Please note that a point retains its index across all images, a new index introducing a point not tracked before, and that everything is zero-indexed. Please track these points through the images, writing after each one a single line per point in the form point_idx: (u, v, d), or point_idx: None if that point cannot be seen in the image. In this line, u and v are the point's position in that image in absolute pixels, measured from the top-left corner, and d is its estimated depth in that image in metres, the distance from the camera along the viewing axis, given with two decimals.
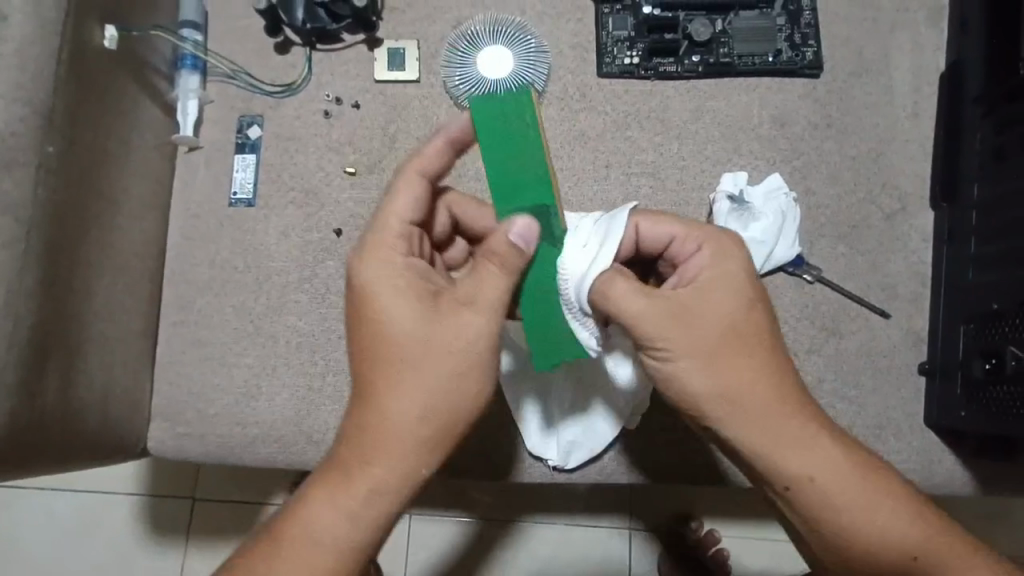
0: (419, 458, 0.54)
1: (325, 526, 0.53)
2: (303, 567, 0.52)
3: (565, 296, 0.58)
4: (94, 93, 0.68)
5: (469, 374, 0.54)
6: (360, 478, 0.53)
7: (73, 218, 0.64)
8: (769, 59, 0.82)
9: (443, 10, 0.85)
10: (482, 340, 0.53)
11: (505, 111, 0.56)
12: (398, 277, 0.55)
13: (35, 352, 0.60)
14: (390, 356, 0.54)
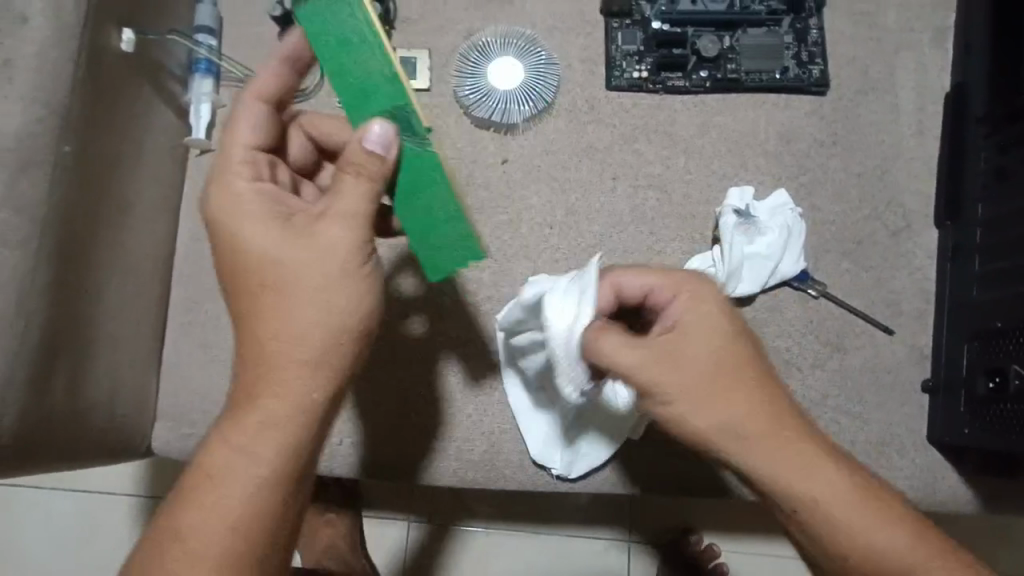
0: (300, 382, 0.54)
1: (226, 469, 0.52)
2: (215, 511, 0.51)
3: (555, 354, 0.60)
4: (109, 95, 0.69)
5: (342, 289, 0.54)
6: (248, 413, 0.53)
7: (87, 218, 0.65)
8: (777, 76, 0.83)
9: (455, 21, 0.86)
10: (353, 257, 0.54)
11: (330, 17, 0.55)
12: (252, 203, 0.57)
13: (46, 348, 0.60)
14: (262, 287, 0.55)
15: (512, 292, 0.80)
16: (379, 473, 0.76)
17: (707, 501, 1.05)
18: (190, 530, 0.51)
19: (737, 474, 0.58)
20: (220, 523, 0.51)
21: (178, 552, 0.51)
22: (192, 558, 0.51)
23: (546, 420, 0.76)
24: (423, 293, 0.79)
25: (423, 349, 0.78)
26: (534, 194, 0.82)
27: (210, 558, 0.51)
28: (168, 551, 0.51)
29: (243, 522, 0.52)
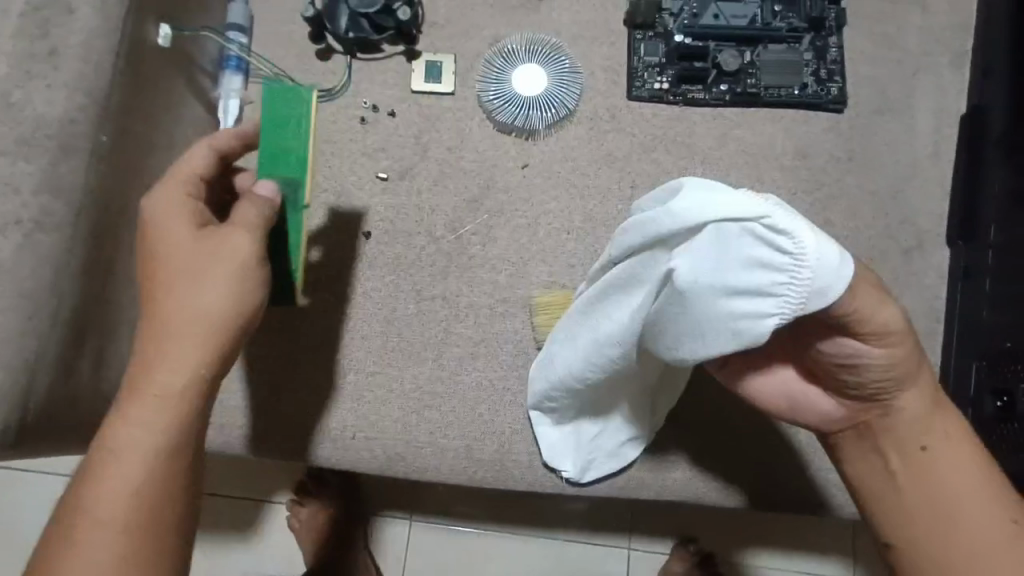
0: (193, 358, 0.56)
1: (123, 439, 0.54)
2: (113, 483, 0.53)
3: (782, 309, 0.50)
4: (145, 86, 0.71)
5: (239, 282, 0.58)
6: (145, 387, 0.55)
7: (119, 205, 0.67)
8: (796, 91, 0.84)
9: (480, 27, 0.88)
10: (249, 254, 0.58)
11: (286, 99, 0.65)
12: (181, 217, 0.59)
13: (75, 329, 0.61)
14: (166, 270, 0.57)
15: (527, 294, 0.81)
16: (391, 467, 0.77)
17: (704, 513, 1.14)
18: (91, 496, 0.53)
19: (887, 409, 0.59)
20: (119, 496, 0.53)
21: (77, 527, 0.52)
22: (96, 532, 0.52)
23: (620, 418, 0.74)
24: (440, 293, 0.81)
25: (438, 348, 0.79)
26: (552, 199, 0.83)
27: (111, 529, 0.52)
28: (69, 517, 0.52)
29: (141, 496, 0.53)
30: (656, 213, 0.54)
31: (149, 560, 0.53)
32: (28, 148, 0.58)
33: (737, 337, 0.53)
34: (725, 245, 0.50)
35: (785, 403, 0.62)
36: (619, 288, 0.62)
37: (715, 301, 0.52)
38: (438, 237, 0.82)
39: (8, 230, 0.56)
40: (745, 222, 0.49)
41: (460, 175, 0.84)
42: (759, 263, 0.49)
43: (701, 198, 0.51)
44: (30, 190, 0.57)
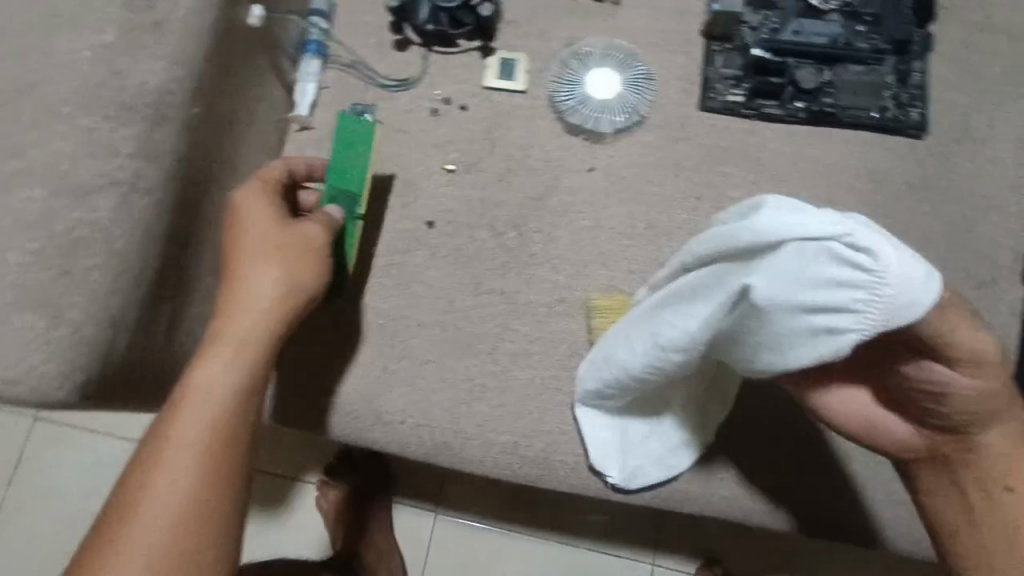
0: (269, 324, 0.60)
1: (204, 391, 0.57)
2: (189, 436, 0.55)
3: (863, 328, 0.52)
4: (234, 64, 0.73)
5: (316, 260, 0.62)
6: (225, 345, 0.58)
7: (203, 176, 0.69)
8: (874, 114, 0.83)
9: (557, 28, 0.88)
10: (318, 245, 0.63)
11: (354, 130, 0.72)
12: (269, 211, 0.63)
13: (155, 292, 0.64)
14: (254, 244, 0.61)
15: (584, 295, 0.81)
16: (438, 455, 0.78)
17: (735, 535, 1.12)
18: (170, 444, 0.55)
19: (967, 442, 0.60)
20: (192, 447, 0.55)
21: (149, 473, 0.54)
22: (168, 478, 0.54)
23: (671, 419, 0.75)
24: (499, 288, 0.82)
25: (492, 342, 0.80)
26: (617, 204, 0.83)
27: (182, 476, 0.54)
28: (149, 461, 0.54)
29: (211, 447, 0.55)
30: (736, 230, 0.55)
31: (214, 510, 0.54)
32: (128, 114, 0.60)
33: (817, 350, 0.56)
34: (808, 264, 0.52)
35: (863, 427, 0.64)
36: (687, 297, 0.62)
37: (794, 316, 0.55)
38: (501, 233, 0.83)
39: (106, 191, 0.58)
40: (830, 243, 0.50)
41: (527, 172, 0.84)
42: (842, 281, 0.51)
43: (785, 219, 0.52)
44: (127, 154, 0.59)
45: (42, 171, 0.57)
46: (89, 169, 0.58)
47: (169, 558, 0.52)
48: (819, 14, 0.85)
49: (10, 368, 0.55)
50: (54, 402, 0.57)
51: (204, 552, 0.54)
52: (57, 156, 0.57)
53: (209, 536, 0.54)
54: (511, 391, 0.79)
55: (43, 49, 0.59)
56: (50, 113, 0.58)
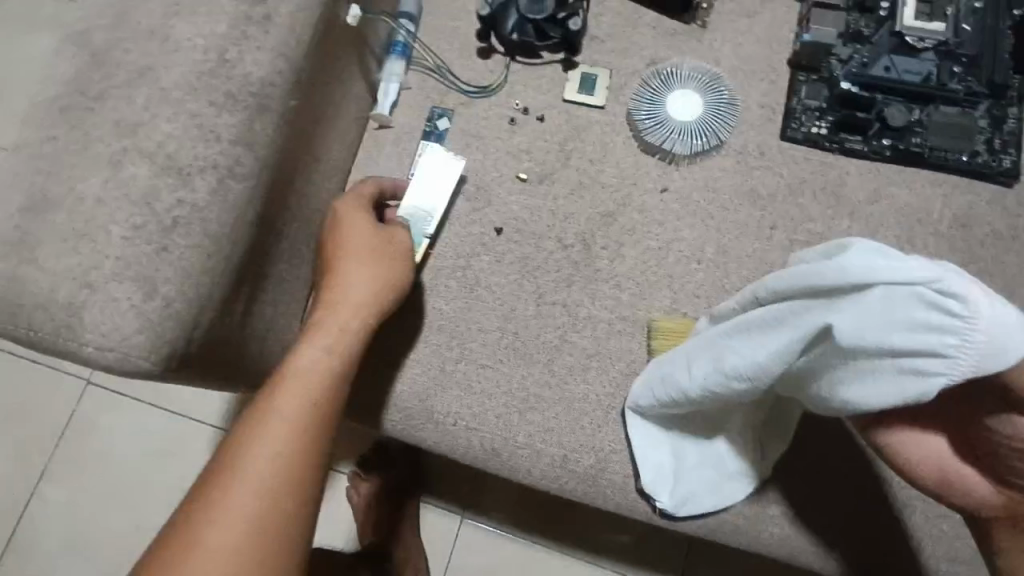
0: (366, 312, 0.68)
1: (311, 365, 0.63)
2: (293, 405, 0.60)
3: (950, 372, 0.51)
4: (328, 59, 0.75)
5: (404, 264, 0.72)
6: (332, 327, 0.66)
7: (289, 165, 0.71)
8: (964, 158, 0.81)
9: (640, 47, 0.88)
10: (403, 252, 0.73)
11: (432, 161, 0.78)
12: (364, 219, 0.72)
13: (237, 273, 0.66)
14: (357, 246, 0.70)
15: (647, 315, 0.81)
16: (486, 460, 0.79)
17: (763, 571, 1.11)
18: (275, 410, 0.60)
19: None
20: (295, 415, 0.60)
21: (249, 439, 0.58)
22: (267, 444, 0.58)
23: (724, 443, 0.75)
24: (561, 300, 0.82)
25: (550, 354, 0.80)
26: (687, 227, 0.82)
27: (280, 443, 0.58)
28: (256, 422, 0.59)
29: (306, 420, 0.60)
30: (817, 268, 0.56)
31: (305, 477, 0.58)
32: (233, 101, 0.62)
33: (900, 393, 0.54)
34: (892, 305, 0.52)
35: (937, 477, 0.62)
36: (759, 329, 0.63)
37: (876, 356, 0.54)
38: (568, 245, 0.83)
39: (206, 173, 0.61)
40: (916, 285, 0.50)
41: (599, 188, 0.85)
42: (928, 324, 0.50)
43: (869, 260, 0.53)
44: (228, 140, 0.62)
45: (150, 150, 0.59)
46: (193, 151, 0.60)
47: (264, 517, 0.55)
48: (913, 52, 0.84)
49: (102, 334, 0.57)
50: (138, 372, 0.59)
51: (292, 517, 0.57)
52: (165, 137, 0.60)
53: (299, 501, 0.57)
54: (566, 404, 0.79)
55: (161, 35, 0.62)
56: (162, 96, 0.61)
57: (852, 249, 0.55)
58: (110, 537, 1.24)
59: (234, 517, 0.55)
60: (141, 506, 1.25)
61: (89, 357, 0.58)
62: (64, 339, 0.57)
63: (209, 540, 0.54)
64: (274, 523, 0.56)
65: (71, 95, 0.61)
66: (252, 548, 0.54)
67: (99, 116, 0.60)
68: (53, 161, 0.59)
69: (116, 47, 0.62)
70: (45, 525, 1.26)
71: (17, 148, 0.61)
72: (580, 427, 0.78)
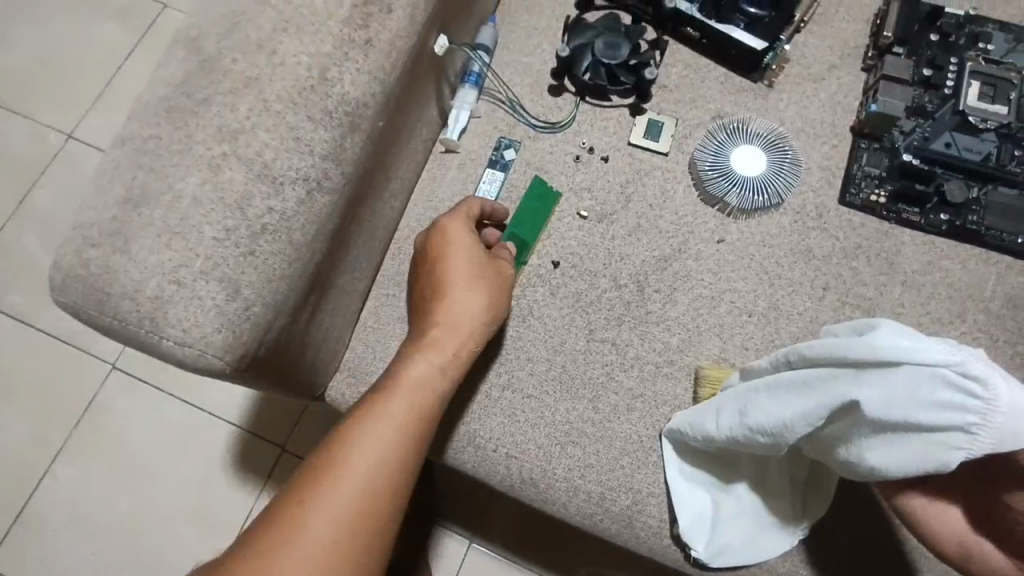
0: (467, 339, 0.71)
1: (417, 380, 0.67)
2: (400, 415, 0.64)
3: (966, 447, 0.54)
4: (412, 84, 0.78)
5: (500, 295, 0.76)
6: (438, 347, 0.69)
7: (365, 182, 0.74)
8: (1019, 240, 0.83)
9: (707, 101, 0.91)
10: (503, 281, 0.76)
11: (541, 194, 0.87)
12: (472, 242, 0.75)
13: (309, 282, 0.68)
14: (464, 268, 0.74)
15: (695, 362, 0.82)
16: (522, 487, 0.79)
17: None
18: (381, 417, 0.63)
19: None
20: (400, 424, 0.63)
21: (355, 442, 0.61)
22: (371, 450, 0.61)
23: (751, 492, 0.75)
24: (611, 339, 0.83)
25: (596, 391, 0.81)
26: (740, 279, 0.84)
27: (384, 451, 0.61)
28: (361, 426, 0.62)
29: (409, 431, 0.63)
30: (844, 341, 0.59)
31: (399, 487, 0.61)
32: (328, 118, 0.65)
33: (922, 463, 0.56)
34: (915, 381, 0.55)
35: (959, 552, 0.62)
36: (784, 390, 0.65)
37: (902, 428, 0.56)
38: (621, 285, 0.85)
39: (296, 184, 0.63)
40: (939, 365, 0.54)
41: (656, 231, 0.86)
42: (951, 402, 0.54)
43: (894, 341, 0.57)
44: (320, 154, 0.64)
45: (247, 157, 0.62)
46: (287, 162, 0.63)
47: (358, 520, 0.57)
48: (975, 131, 0.85)
49: (183, 330, 0.59)
50: (210, 369, 0.61)
51: (383, 525, 0.59)
52: (263, 146, 0.62)
53: (390, 511, 0.60)
54: (607, 442, 0.79)
55: (268, 49, 0.64)
56: (263, 107, 0.63)
57: (882, 327, 0.58)
58: (119, 525, 1.24)
59: (330, 517, 0.57)
60: (153, 497, 1.25)
61: (166, 350, 0.59)
62: (145, 331, 0.59)
63: (304, 533, 0.56)
64: (364, 527, 0.58)
65: (178, 97, 0.63)
66: (342, 550, 0.56)
67: (202, 119, 0.62)
68: (153, 158, 0.62)
69: (224, 55, 0.64)
70: (57, 505, 1.26)
71: (120, 143, 0.64)
72: (621, 466, 0.78)
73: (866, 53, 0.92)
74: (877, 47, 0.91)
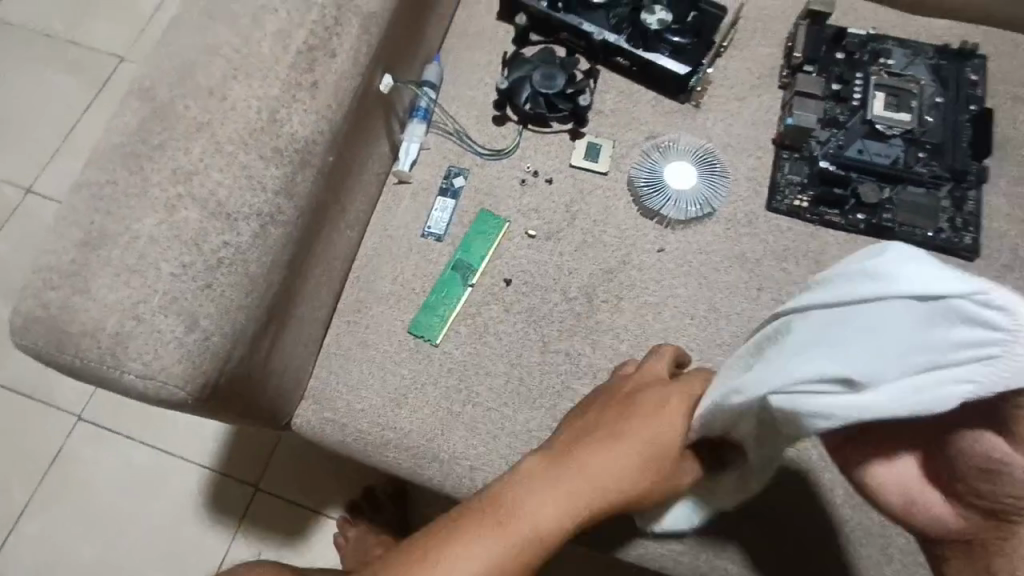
0: (593, 492, 0.63)
1: (527, 517, 0.61)
2: (497, 544, 0.59)
3: (981, 385, 0.43)
4: (360, 120, 0.83)
5: (654, 463, 0.66)
6: (571, 489, 0.63)
7: (319, 214, 0.78)
8: (929, 234, 0.90)
9: (640, 122, 0.98)
10: (684, 457, 0.66)
11: (485, 224, 0.92)
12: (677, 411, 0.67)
13: (267, 311, 0.71)
14: (657, 430, 0.66)
15: None
16: None
17: None
18: (472, 542, 0.59)
19: None
20: (495, 553, 0.59)
21: (442, 563, 0.58)
22: None
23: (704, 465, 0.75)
24: (564, 349, 0.87)
25: (553, 400, 0.85)
26: (681, 285, 0.89)
27: None
28: (448, 541, 0.59)
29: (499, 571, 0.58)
30: (842, 274, 0.50)
31: None
32: (279, 156, 0.69)
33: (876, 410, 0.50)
34: (924, 315, 0.45)
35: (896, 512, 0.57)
36: (774, 340, 0.55)
37: (899, 369, 0.46)
38: (571, 298, 0.89)
39: (250, 219, 0.66)
40: (953, 293, 0.44)
41: (602, 246, 0.92)
42: (969, 336, 0.44)
43: (909, 268, 0.46)
44: (272, 190, 0.68)
45: (202, 196, 0.65)
46: (241, 199, 0.66)
47: None
48: (883, 137, 0.93)
49: (145, 363, 0.61)
50: (173, 399, 0.63)
51: None
52: (216, 185, 0.66)
53: None
54: None
55: (218, 94, 0.68)
56: (215, 149, 0.67)
57: (872, 254, 0.49)
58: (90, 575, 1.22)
59: None
60: (125, 545, 1.24)
61: (129, 384, 0.62)
62: (107, 366, 0.61)
63: None
64: None
65: (133, 143, 0.67)
66: None
67: (157, 163, 0.66)
68: (109, 202, 0.65)
69: (177, 103, 0.68)
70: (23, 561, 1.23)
71: (77, 189, 0.67)
72: None
73: (781, 72, 1.00)
74: (790, 66, 0.99)
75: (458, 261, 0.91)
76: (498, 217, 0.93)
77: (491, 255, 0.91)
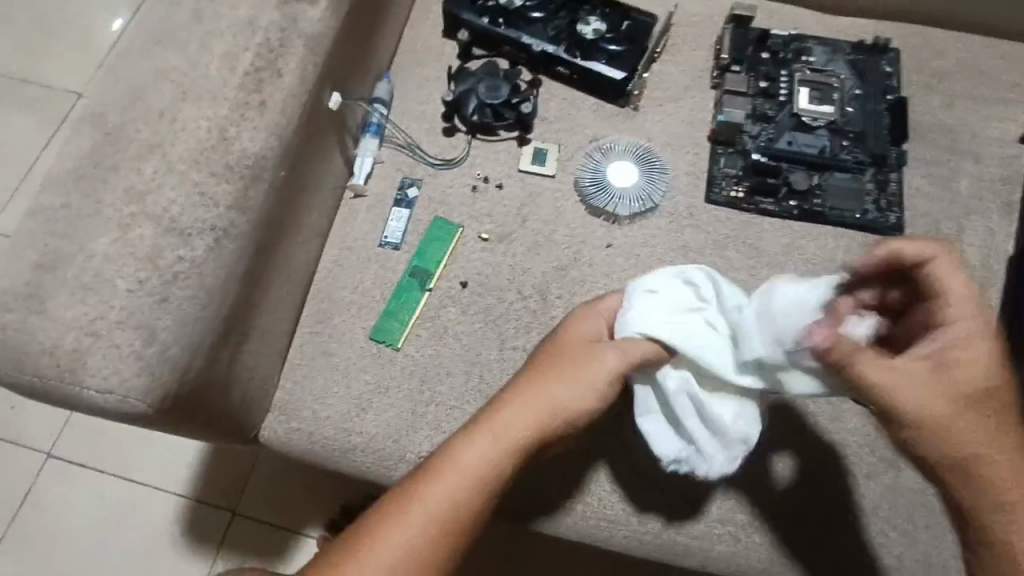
0: (520, 430, 0.68)
1: (462, 468, 0.66)
2: (437, 497, 0.65)
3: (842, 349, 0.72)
4: (311, 136, 0.86)
5: (577, 388, 0.70)
6: (498, 436, 0.68)
7: (275, 228, 0.80)
8: (857, 215, 0.96)
9: (584, 127, 1.03)
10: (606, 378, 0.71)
11: (439, 231, 0.96)
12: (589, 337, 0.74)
13: (226, 323, 0.73)
14: (576, 364, 0.71)
15: None
16: None
17: None
18: (417, 498, 0.65)
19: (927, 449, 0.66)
20: (436, 505, 0.65)
21: (389, 522, 0.64)
22: (401, 535, 0.63)
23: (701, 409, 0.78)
24: (522, 346, 0.90)
25: None
26: (630, 278, 0.94)
27: (413, 536, 0.63)
28: (399, 504, 0.65)
29: (440, 520, 0.64)
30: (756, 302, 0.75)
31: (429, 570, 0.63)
32: (229, 172, 0.71)
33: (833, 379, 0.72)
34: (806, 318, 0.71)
35: None
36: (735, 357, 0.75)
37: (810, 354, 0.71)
38: (527, 296, 0.93)
39: (204, 233, 0.69)
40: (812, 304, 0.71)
41: (553, 245, 0.96)
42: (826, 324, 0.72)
43: (786, 295, 0.72)
44: (224, 205, 0.70)
45: (156, 214, 0.68)
46: (193, 215, 0.69)
47: None
48: (809, 129, 1.00)
49: (104, 377, 0.63)
50: (133, 412, 0.65)
51: None
52: (169, 203, 0.68)
53: None
54: None
55: (169, 117, 0.71)
56: (168, 168, 0.69)
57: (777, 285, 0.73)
58: None
59: None
60: None
61: (89, 399, 0.63)
62: (66, 382, 0.63)
63: None
64: None
65: (86, 167, 0.69)
66: None
67: (111, 185, 0.68)
68: (64, 225, 0.67)
69: (128, 127, 0.71)
70: None
71: (32, 214, 0.69)
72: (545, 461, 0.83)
73: (712, 73, 1.06)
74: (720, 67, 1.05)
75: (416, 268, 0.94)
76: (451, 224, 0.97)
77: (446, 261, 0.95)
